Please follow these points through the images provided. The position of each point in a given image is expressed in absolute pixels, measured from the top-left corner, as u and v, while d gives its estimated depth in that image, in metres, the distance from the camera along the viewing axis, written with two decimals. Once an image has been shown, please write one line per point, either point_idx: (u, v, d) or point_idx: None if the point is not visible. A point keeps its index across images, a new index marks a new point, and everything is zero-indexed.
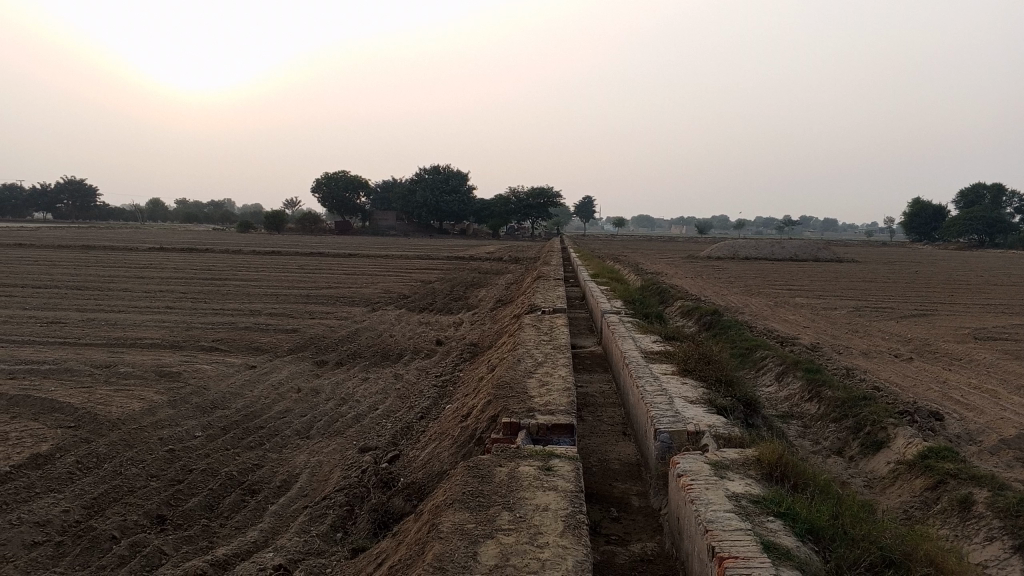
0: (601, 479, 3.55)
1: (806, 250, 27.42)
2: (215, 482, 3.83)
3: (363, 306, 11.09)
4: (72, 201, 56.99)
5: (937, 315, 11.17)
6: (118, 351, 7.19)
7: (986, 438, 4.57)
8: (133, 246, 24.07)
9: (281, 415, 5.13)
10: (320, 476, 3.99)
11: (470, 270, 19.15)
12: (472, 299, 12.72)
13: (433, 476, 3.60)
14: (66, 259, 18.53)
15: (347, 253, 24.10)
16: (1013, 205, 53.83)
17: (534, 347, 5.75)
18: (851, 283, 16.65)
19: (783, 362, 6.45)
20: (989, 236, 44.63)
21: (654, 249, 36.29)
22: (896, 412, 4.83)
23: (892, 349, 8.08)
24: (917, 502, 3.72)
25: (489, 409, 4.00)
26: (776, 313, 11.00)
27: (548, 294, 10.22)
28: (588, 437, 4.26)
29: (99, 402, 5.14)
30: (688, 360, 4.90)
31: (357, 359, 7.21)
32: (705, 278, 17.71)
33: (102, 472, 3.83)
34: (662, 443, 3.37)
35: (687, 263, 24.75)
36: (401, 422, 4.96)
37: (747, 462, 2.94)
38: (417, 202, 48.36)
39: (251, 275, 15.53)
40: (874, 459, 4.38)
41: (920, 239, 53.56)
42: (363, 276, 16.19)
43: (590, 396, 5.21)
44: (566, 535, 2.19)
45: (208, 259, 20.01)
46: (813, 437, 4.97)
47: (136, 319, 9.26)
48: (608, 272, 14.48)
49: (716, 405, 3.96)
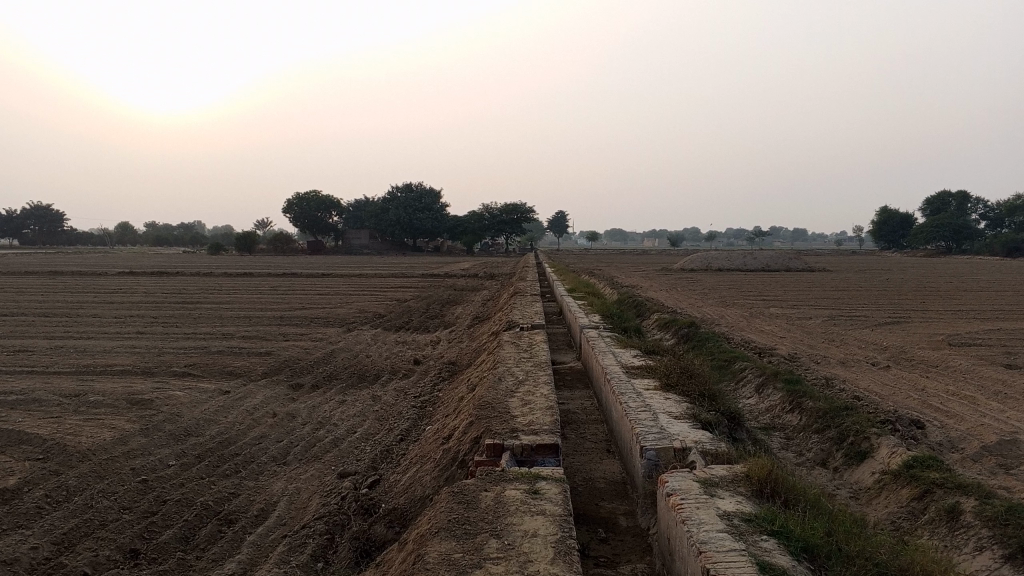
0: (587, 499, 3.49)
1: (778, 261, 27.64)
2: (190, 513, 3.72)
3: (338, 327, 10.96)
4: (38, 226, 56.30)
5: (910, 322, 11.26)
6: (88, 379, 7.02)
7: (968, 445, 4.57)
8: (102, 271, 23.75)
9: (257, 441, 5.02)
10: (298, 504, 3.89)
11: (445, 287, 19.03)
12: (448, 316, 12.64)
13: (416, 501, 3.51)
14: (32, 285, 18.18)
15: (320, 273, 23.91)
16: (978, 211, 54.78)
17: (514, 365, 5.68)
18: (824, 292, 16.79)
19: (763, 373, 6.44)
20: (956, 243, 45.35)
21: (627, 262, 36.41)
22: (878, 422, 4.81)
23: (869, 357, 8.11)
24: (904, 512, 3.69)
25: (470, 430, 3.93)
26: (751, 324, 11.03)
27: (525, 310, 10.17)
28: (572, 455, 4.20)
29: (68, 432, 4.99)
30: (670, 375, 4.86)
31: (333, 381, 7.10)
32: (680, 290, 17.77)
33: (72, 506, 3.71)
34: (649, 460, 3.32)
35: (661, 275, 24.84)
36: (381, 445, 4.86)
37: (736, 479, 2.89)
38: (390, 220, 48.17)
39: (223, 298, 15.33)
40: (858, 469, 4.36)
41: (889, 246, 54.28)
42: (338, 296, 16.05)
43: (572, 413, 5.16)
44: (557, 562, 2.13)
45: (179, 282, 19.75)
46: (796, 449, 4.94)
47: (106, 345, 9.07)
48: (584, 287, 14.47)
49: (701, 420, 3.92)
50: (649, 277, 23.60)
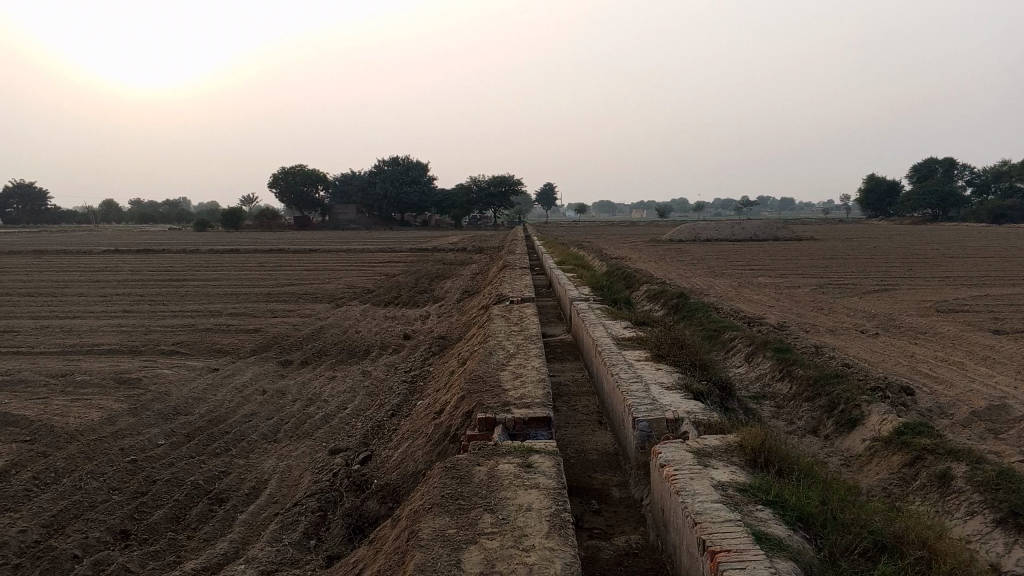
0: (579, 471, 3.48)
1: (766, 231, 27.64)
2: (181, 493, 3.69)
3: (327, 303, 10.90)
4: (21, 205, 55.78)
5: (899, 290, 11.29)
6: (75, 359, 6.96)
7: (957, 411, 4.58)
8: (87, 249, 23.57)
9: (246, 418, 4.99)
10: (290, 481, 3.87)
11: (433, 261, 18.97)
12: (437, 291, 12.59)
13: (408, 477, 3.50)
14: (16, 264, 18.02)
15: (308, 249, 23.77)
16: (964, 177, 54.91)
17: (504, 338, 5.66)
18: (812, 261, 16.80)
19: (752, 343, 6.44)
20: (942, 209, 45.53)
21: (616, 234, 36.33)
22: (868, 389, 4.82)
23: (858, 325, 8.13)
24: (895, 479, 3.70)
25: (462, 404, 3.91)
26: (741, 293, 11.03)
27: (515, 282, 10.14)
28: (564, 428, 4.18)
29: (56, 413, 4.94)
30: (661, 346, 4.85)
31: (323, 357, 7.06)
32: (669, 261, 17.76)
33: (61, 487, 3.68)
34: (642, 431, 3.30)
35: (650, 246, 24.84)
36: (372, 420, 4.84)
37: (730, 449, 2.88)
38: (377, 195, 47.89)
39: (211, 275, 15.21)
40: (848, 437, 4.37)
41: (876, 214, 54.47)
42: (325, 272, 15.97)
43: (563, 386, 5.14)
44: (553, 536, 2.11)
45: (165, 259, 19.59)
46: (787, 417, 4.95)
47: (92, 324, 8.99)
48: (572, 259, 14.45)
49: (693, 390, 3.91)
50: (637, 248, 23.57)
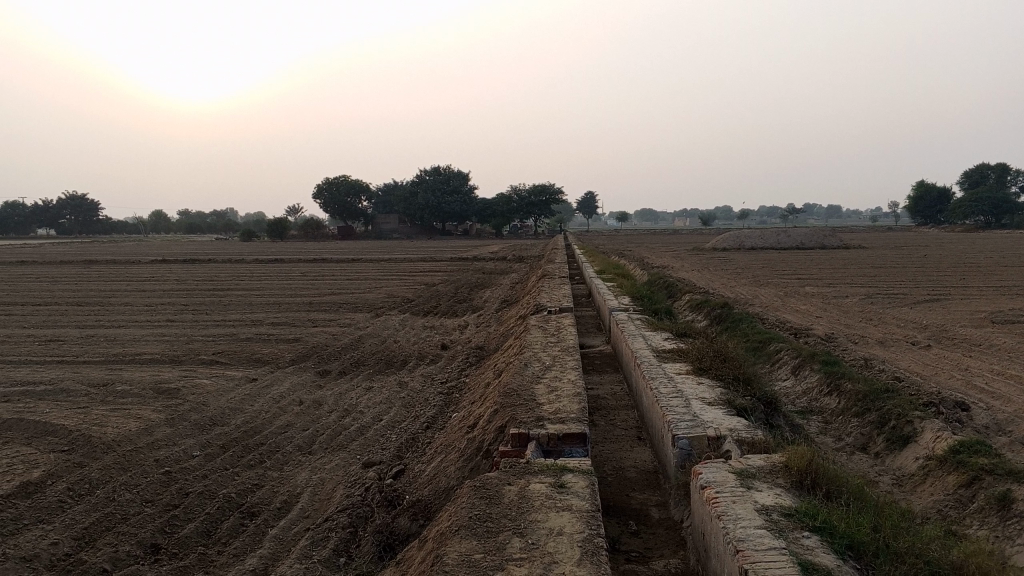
0: (617, 490, 3.36)
1: (812, 239, 27.12)
2: (212, 506, 3.65)
3: (366, 312, 10.89)
4: (75, 216, 57.23)
5: (951, 299, 10.94)
6: (117, 368, 7.02)
7: (1016, 428, 4.36)
8: (135, 259, 23.98)
9: (282, 429, 4.95)
10: (323, 495, 3.81)
11: (473, 270, 18.93)
12: (477, 300, 12.53)
13: (440, 493, 3.41)
14: (68, 274, 18.43)
15: (351, 258, 23.94)
16: (1017, 184, 53.54)
17: (542, 350, 5.56)
18: (860, 270, 16.40)
19: (799, 355, 6.25)
20: (995, 217, 44.28)
21: (657, 243, 35.90)
22: (920, 405, 4.62)
23: (909, 336, 7.87)
24: (951, 500, 3.51)
25: (496, 418, 3.81)
26: (786, 303, 10.77)
27: (554, 292, 10.04)
28: (602, 443, 4.07)
29: (94, 423, 4.95)
30: (703, 359, 4.70)
31: (360, 367, 7.03)
32: (712, 270, 17.48)
33: (95, 499, 3.66)
34: (682, 450, 3.18)
35: (693, 255, 24.55)
36: (407, 433, 4.77)
37: (775, 470, 2.74)
38: (419, 205, 48.14)
39: (254, 285, 15.34)
40: (900, 455, 4.19)
41: (926, 222, 53.25)
42: (366, 281, 16.01)
43: (601, 399, 5.02)
44: (584, 563, 2.01)
45: (211, 269, 19.85)
46: (835, 433, 4.76)
47: (136, 334, 9.08)
48: (613, 268, 14.29)
49: (736, 406, 3.77)
50: (681, 257, 23.28)
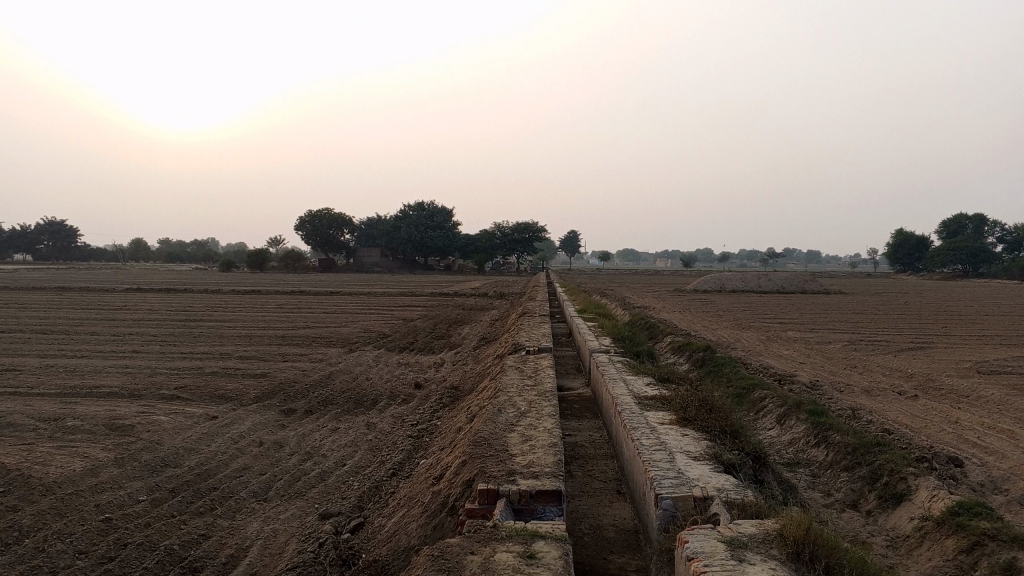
0: (593, 551, 3.09)
1: (793, 283, 27.10)
2: (151, 559, 3.33)
3: (340, 348, 10.54)
4: (52, 243, 56.58)
5: (935, 348, 10.78)
6: (72, 401, 6.65)
7: (1013, 486, 4.13)
8: (110, 287, 23.51)
9: (238, 473, 4.64)
10: (274, 549, 3.50)
11: (453, 306, 18.64)
12: (455, 337, 12.24)
13: (398, 553, 3.13)
14: (38, 301, 18.00)
15: (330, 291, 23.56)
16: (994, 235, 54.07)
17: (517, 393, 5.30)
18: (842, 316, 16.28)
19: (784, 403, 6.01)
20: (973, 266, 44.55)
21: (639, 283, 35.68)
22: (914, 460, 4.39)
23: (895, 385, 7.65)
24: (951, 567, 3.25)
25: (463, 470, 3.54)
26: (769, 348, 10.56)
27: (533, 332, 9.77)
28: (578, 497, 3.79)
29: (36, 462, 4.60)
30: (687, 408, 4.45)
31: (328, 406, 6.70)
32: (694, 312, 17.32)
33: (21, 550, 3.33)
34: (665, 511, 2.93)
35: (674, 296, 24.47)
36: (369, 481, 4.48)
37: (768, 539, 2.48)
38: (401, 238, 47.85)
39: (227, 316, 14.94)
40: (895, 514, 3.94)
41: (905, 269, 53.56)
42: (344, 315, 15.67)
43: (578, 447, 4.75)
44: None
45: (186, 299, 19.44)
46: (823, 488, 4.51)
47: (97, 365, 8.69)
48: (595, 307, 14.09)
49: (724, 461, 3.52)
50: (664, 299, 23.08)
